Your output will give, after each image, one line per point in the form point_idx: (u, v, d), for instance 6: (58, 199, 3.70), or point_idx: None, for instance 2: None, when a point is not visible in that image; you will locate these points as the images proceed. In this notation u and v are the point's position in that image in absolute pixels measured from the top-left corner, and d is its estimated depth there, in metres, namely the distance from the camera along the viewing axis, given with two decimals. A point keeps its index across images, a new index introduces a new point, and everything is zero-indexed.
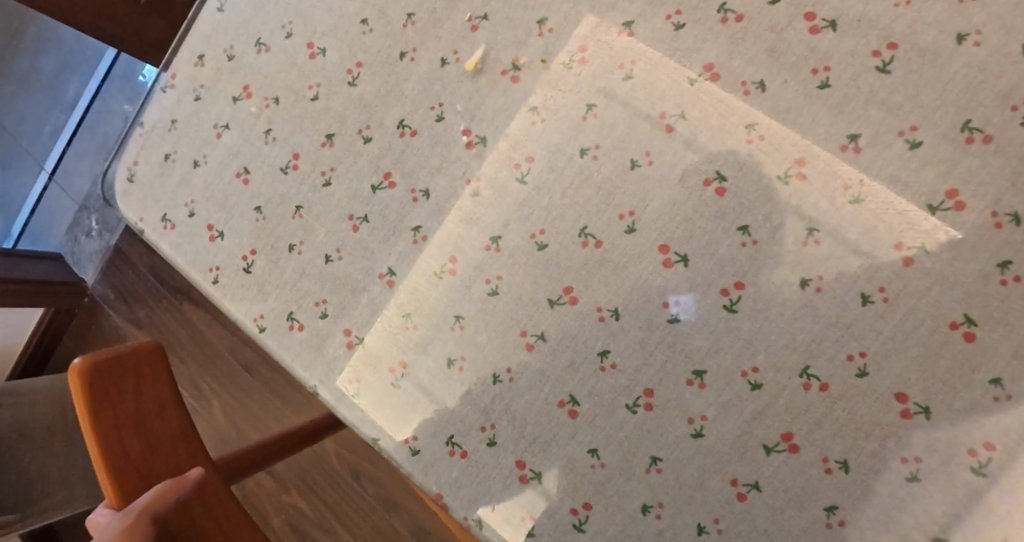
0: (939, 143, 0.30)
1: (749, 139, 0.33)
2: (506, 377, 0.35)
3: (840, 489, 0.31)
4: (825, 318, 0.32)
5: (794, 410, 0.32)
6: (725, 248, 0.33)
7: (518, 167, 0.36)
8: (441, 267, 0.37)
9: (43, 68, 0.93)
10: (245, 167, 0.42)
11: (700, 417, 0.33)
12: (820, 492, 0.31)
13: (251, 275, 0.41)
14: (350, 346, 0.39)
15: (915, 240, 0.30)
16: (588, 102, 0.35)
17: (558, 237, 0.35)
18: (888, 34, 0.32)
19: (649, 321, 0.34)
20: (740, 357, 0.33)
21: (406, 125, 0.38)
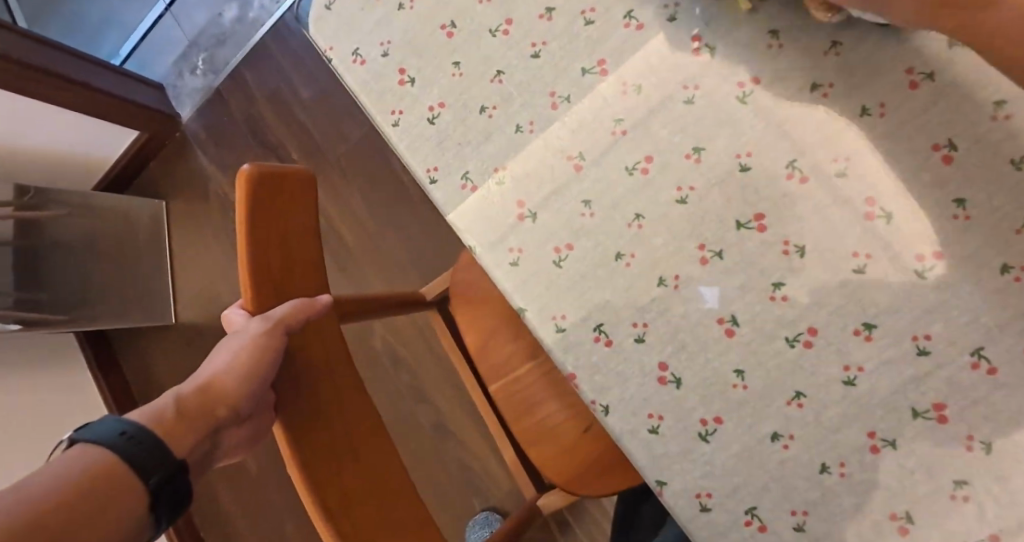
0: None
1: (995, 116, 0.32)
2: (672, 283, 0.36)
3: (975, 466, 0.32)
4: (1015, 306, 0.32)
5: (953, 384, 0.33)
6: (933, 216, 0.33)
7: (741, 86, 0.36)
8: (635, 164, 0.37)
9: None
10: (452, 21, 0.42)
11: (857, 368, 0.34)
12: (954, 464, 0.32)
13: (434, 127, 0.42)
14: (520, 217, 0.40)
15: None
16: (833, 38, 0.35)
17: (763, 163, 0.35)
18: None
19: (834, 265, 0.34)
20: (915, 321, 0.33)
21: (633, 17, 0.38)
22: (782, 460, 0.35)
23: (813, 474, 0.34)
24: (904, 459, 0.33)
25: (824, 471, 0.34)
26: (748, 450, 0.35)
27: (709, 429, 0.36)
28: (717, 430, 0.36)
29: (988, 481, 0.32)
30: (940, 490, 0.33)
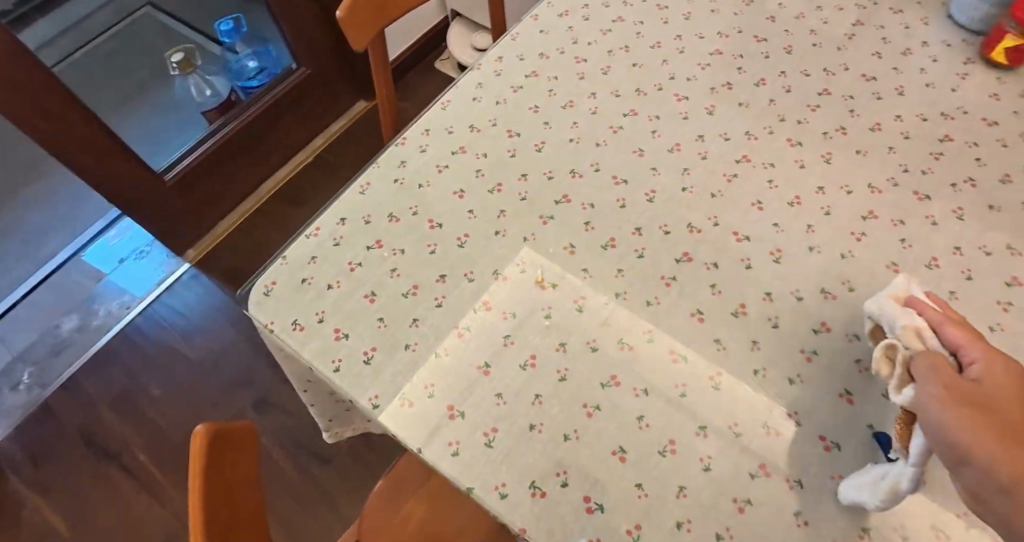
0: (812, 298, 0.57)
1: (713, 293, 0.57)
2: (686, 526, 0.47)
3: (803, 499, 0.47)
4: (774, 391, 0.52)
5: (768, 449, 0.49)
6: (708, 353, 0.54)
7: (575, 302, 0.58)
8: (525, 361, 0.55)
9: (46, 253, 1.56)
10: (373, 292, 0.60)
11: (707, 457, 0.50)
12: (790, 502, 0.47)
13: (369, 365, 0.56)
14: (452, 417, 0.53)
15: (810, 348, 0.54)
16: (618, 267, 0.59)
17: (603, 341, 0.55)
18: (777, 245, 0.60)
19: (668, 395, 0.52)
20: (726, 417, 0.51)
21: (500, 273, 0.60)
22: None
23: None
24: (763, 510, 0.47)
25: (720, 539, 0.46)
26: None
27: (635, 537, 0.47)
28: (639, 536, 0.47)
29: (814, 504, 0.47)
30: (791, 523, 0.47)
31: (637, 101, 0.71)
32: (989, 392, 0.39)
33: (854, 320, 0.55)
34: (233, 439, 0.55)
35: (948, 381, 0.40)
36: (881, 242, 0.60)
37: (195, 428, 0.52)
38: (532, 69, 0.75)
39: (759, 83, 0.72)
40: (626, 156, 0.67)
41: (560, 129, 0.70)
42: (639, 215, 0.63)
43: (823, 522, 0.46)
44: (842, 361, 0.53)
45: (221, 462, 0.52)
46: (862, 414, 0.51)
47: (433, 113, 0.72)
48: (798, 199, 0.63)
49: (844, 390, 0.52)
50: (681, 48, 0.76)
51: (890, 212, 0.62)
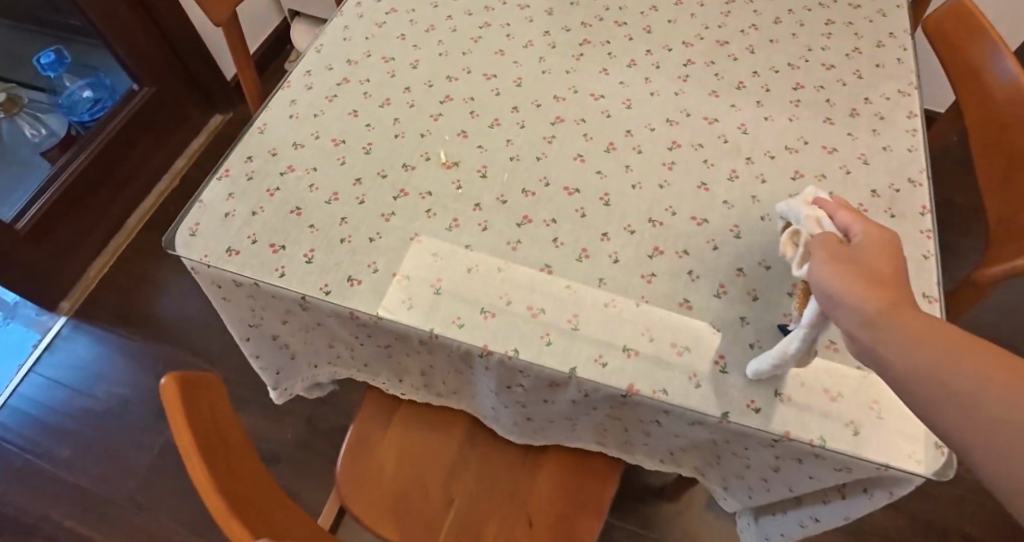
0: (661, 128, 0.70)
1: (588, 140, 0.69)
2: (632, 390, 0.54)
3: (691, 261, 0.61)
4: (650, 196, 0.65)
5: (656, 236, 0.62)
6: (596, 183, 0.66)
7: (479, 171, 0.66)
8: (450, 224, 0.63)
9: None
10: (297, 206, 0.65)
11: (615, 253, 0.61)
12: (683, 265, 0.61)
13: (311, 264, 0.61)
14: (399, 281, 0.59)
15: (669, 161, 0.68)
16: (507, 138, 0.69)
17: (511, 194, 0.65)
18: (626, 97, 0.73)
19: (573, 219, 0.63)
20: (621, 222, 0.63)
21: (408, 164, 0.67)
22: (617, 313, 0.57)
23: (635, 309, 0.58)
24: (665, 276, 0.60)
25: (638, 305, 0.58)
26: (601, 318, 0.57)
27: (575, 323, 0.57)
28: (579, 321, 0.57)
29: (699, 262, 0.61)
30: (687, 278, 0.60)
31: (487, 15, 0.82)
32: (871, 258, 0.42)
33: (694, 135, 0.70)
34: (198, 390, 0.50)
35: (834, 248, 0.43)
36: (701, 80, 0.75)
37: (163, 381, 0.46)
38: (389, 6, 0.83)
39: None
40: (491, 56, 0.77)
41: (428, 47, 0.78)
42: (514, 98, 0.73)
43: (709, 271, 0.60)
44: (693, 165, 0.68)
45: (197, 411, 0.48)
46: (716, 196, 0.66)
47: (309, 56, 0.78)
48: (634, 62, 0.77)
49: (700, 183, 0.66)
50: None
51: (702, 57, 0.78)
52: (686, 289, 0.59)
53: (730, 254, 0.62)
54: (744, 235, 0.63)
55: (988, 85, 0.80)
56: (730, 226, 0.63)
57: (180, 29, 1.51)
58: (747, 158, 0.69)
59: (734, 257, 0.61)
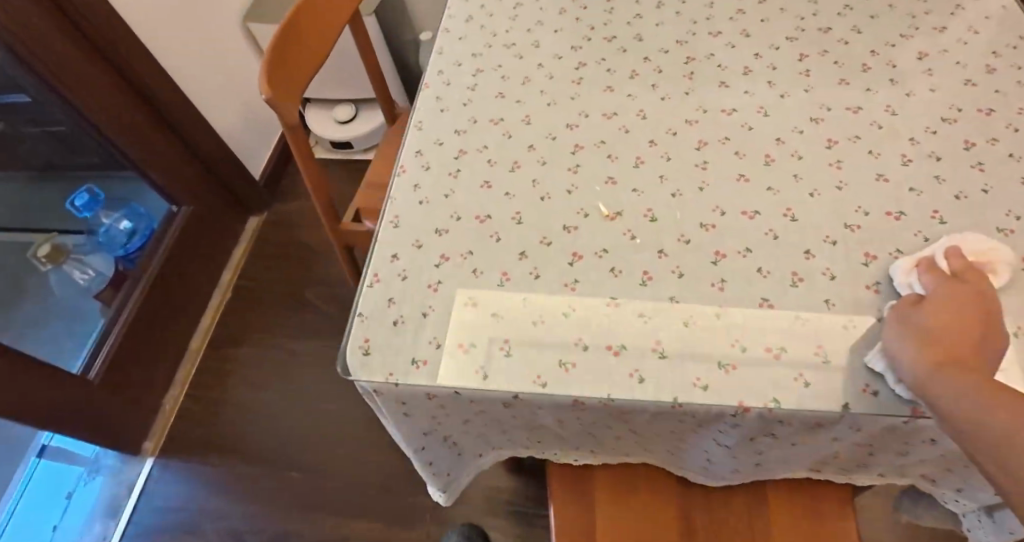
0: (809, 128, 0.67)
1: (741, 157, 0.65)
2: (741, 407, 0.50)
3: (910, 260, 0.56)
4: (835, 200, 0.61)
5: (860, 241, 0.58)
6: (773, 200, 0.62)
7: (647, 215, 0.62)
8: (642, 278, 0.58)
9: None
10: (470, 297, 0.59)
11: (828, 269, 0.57)
12: None
13: (512, 356, 0.55)
14: (616, 353, 0.54)
15: (834, 160, 0.64)
16: (659, 174, 0.65)
17: (690, 232, 0.60)
18: (758, 105, 0.70)
19: (767, 243, 0.59)
20: (818, 235, 0.59)
21: (569, 225, 0.62)
22: (863, 333, 0.52)
23: (877, 325, 0.53)
24: (892, 282, 0.55)
25: (877, 319, 0.53)
26: (848, 344, 0.52)
27: (823, 354, 0.52)
28: (827, 352, 0.52)
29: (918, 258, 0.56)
30: None
31: (578, 55, 0.78)
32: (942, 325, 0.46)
33: (845, 128, 0.66)
34: None
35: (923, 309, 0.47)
36: (824, 72, 0.72)
37: None
38: (473, 68, 0.79)
39: (659, 4, 0.83)
40: (602, 96, 0.73)
41: (532, 100, 0.74)
42: (645, 131, 0.69)
43: None
44: (860, 158, 0.64)
45: None
46: (898, 185, 0.61)
47: (411, 137, 0.73)
48: (749, 67, 0.73)
49: (877, 175, 0.62)
50: (582, 4, 0.84)
51: (812, 49, 0.74)
52: None
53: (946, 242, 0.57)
54: (950, 219, 0.58)
55: None
56: (930, 212, 0.59)
57: (201, 141, 1.49)
58: (910, 139, 0.65)
59: None
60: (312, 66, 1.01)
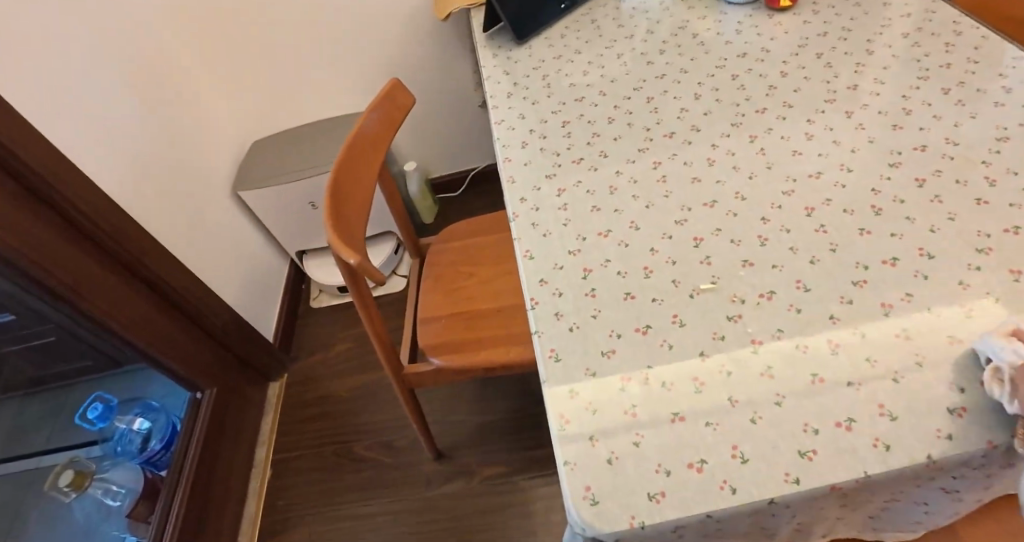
0: (893, 173, 0.73)
1: (852, 213, 0.70)
2: (844, 419, 0.54)
3: None
4: (955, 231, 0.65)
5: (1001, 261, 0.61)
6: (902, 244, 0.66)
7: (799, 286, 0.65)
8: (829, 347, 0.59)
9: None
10: (674, 412, 0.58)
11: (989, 293, 0.59)
12: None
13: (750, 460, 0.53)
14: (848, 427, 0.54)
15: (933, 196, 0.69)
16: (789, 247, 0.68)
17: (847, 293, 0.63)
18: (837, 163, 0.76)
19: (920, 285, 0.62)
20: (961, 266, 0.62)
21: (732, 315, 0.64)
22: None
23: None
24: None
25: None
26: None
27: None
28: None
29: None
30: None
31: (650, 156, 0.83)
32: None
33: (922, 166, 0.73)
34: None
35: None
36: (875, 122, 0.80)
37: None
38: (555, 188, 0.82)
39: (697, 95, 0.90)
40: (693, 188, 0.77)
41: (630, 206, 0.77)
42: (752, 211, 0.73)
43: None
44: (952, 190, 0.70)
45: None
46: (1001, 203, 0.67)
47: (527, 267, 0.74)
48: (810, 133, 0.80)
49: (976, 199, 0.68)
50: (628, 110, 0.91)
51: (852, 105, 0.82)
52: None
53: None
54: None
55: None
56: None
57: (214, 317, 1.43)
58: (982, 162, 0.71)
59: None
60: (362, 213, 1.04)
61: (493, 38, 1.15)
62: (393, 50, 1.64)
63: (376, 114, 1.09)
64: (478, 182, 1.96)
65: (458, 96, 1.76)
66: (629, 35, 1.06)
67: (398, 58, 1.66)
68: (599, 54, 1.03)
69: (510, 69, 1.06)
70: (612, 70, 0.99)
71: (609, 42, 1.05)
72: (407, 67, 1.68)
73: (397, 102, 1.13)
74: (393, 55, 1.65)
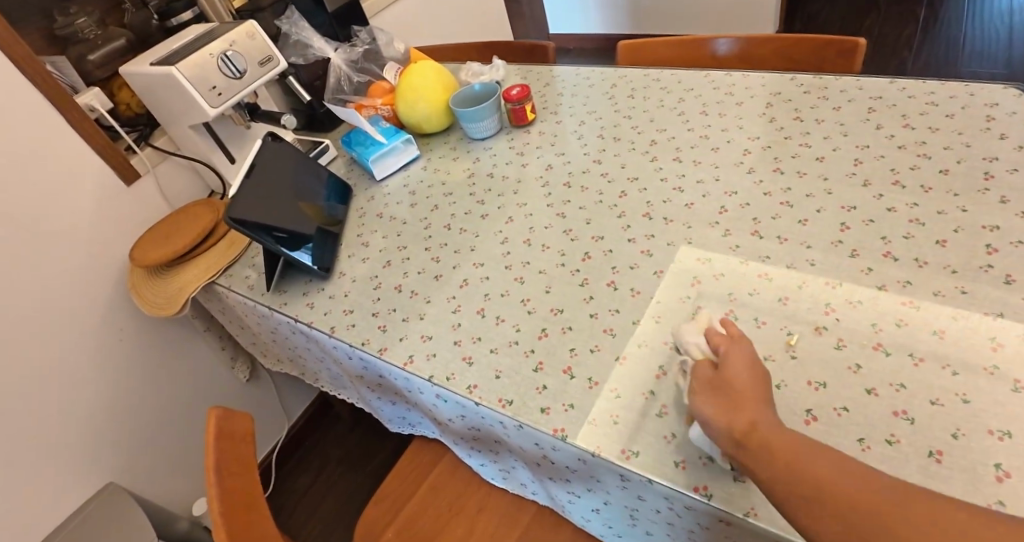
0: (760, 176, 0.85)
1: (780, 217, 0.79)
2: (989, 367, 0.57)
3: (904, 166, 0.80)
4: (839, 184, 0.80)
5: (883, 185, 0.78)
6: (833, 211, 0.77)
7: (833, 284, 0.69)
8: (911, 307, 0.64)
9: None
10: (929, 453, 0.53)
11: (906, 206, 0.75)
12: (911, 171, 0.79)
13: (1012, 430, 0.53)
14: (998, 345, 0.59)
15: (798, 173, 0.84)
16: (785, 267, 0.72)
17: (859, 264, 0.70)
18: (722, 194, 0.85)
19: (876, 228, 0.73)
20: (873, 201, 0.77)
21: (838, 343, 0.63)
22: (969, 205, 0.72)
23: (962, 195, 0.74)
24: (924, 179, 0.77)
25: (957, 193, 0.74)
26: (985, 211, 0.71)
27: (991, 226, 0.69)
28: (992, 225, 0.69)
29: (902, 162, 0.80)
30: (924, 169, 0.78)
31: (596, 282, 0.78)
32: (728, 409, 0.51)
33: (764, 161, 0.88)
34: None
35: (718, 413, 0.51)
36: (698, 154, 0.92)
37: None
38: (559, 372, 0.69)
39: (561, 214, 0.89)
40: (666, 280, 0.75)
41: (644, 331, 0.70)
42: (728, 263, 0.75)
43: (913, 161, 0.80)
44: (798, 163, 0.85)
45: None
46: (831, 154, 0.85)
47: (645, 465, 0.59)
48: (676, 186, 0.88)
49: (817, 158, 0.85)
50: (523, 262, 0.84)
51: (670, 155, 0.94)
52: (930, 169, 0.78)
53: (887, 150, 0.83)
54: (866, 143, 0.85)
55: (700, 55, 1.21)
56: (859, 149, 0.84)
57: None
58: (787, 138, 0.90)
59: (890, 150, 0.83)
60: None
61: (286, 291, 0.94)
62: (102, 395, 1.18)
63: (220, 478, 0.73)
64: (284, 464, 1.55)
65: (210, 390, 1.38)
66: (433, 208, 1.00)
67: (114, 400, 1.20)
68: (429, 240, 0.94)
69: (352, 306, 0.88)
70: (460, 242, 0.91)
71: (422, 224, 0.97)
72: (132, 401, 1.24)
73: (229, 442, 0.78)
74: (104, 400, 1.19)
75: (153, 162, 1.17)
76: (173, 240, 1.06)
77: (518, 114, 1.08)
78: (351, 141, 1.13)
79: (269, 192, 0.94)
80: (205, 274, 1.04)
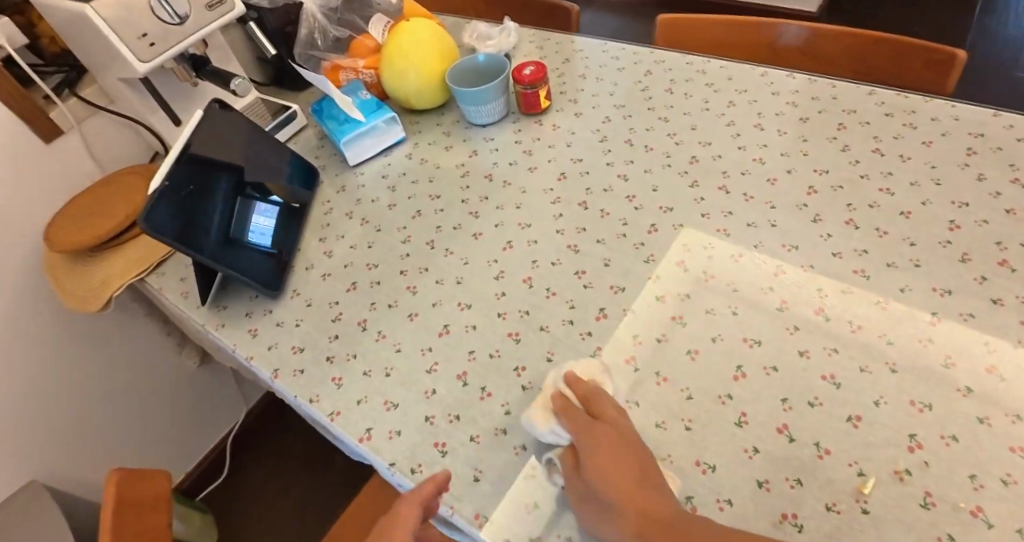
0: (830, 228, 0.68)
1: (854, 293, 0.62)
2: None
3: (1015, 240, 0.62)
4: (930, 255, 0.63)
5: (988, 264, 0.61)
6: (922, 294, 0.60)
7: (919, 406, 0.53)
8: (1022, 456, 0.49)
9: None
10: None
11: (1017, 299, 0.58)
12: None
13: None
14: None
15: (878, 232, 0.66)
16: (857, 368, 0.56)
17: (955, 380, 0.54)
18: (779, 247, 0.67)
19: (979, 327, 0.57)
20: (974, 285, 0.60)
21: (924, 498, 0.48)
22: None
23: None
24: None
25: None
26: None
27: None
28: None
29: (1012, 233, 0.63)
30: None
31: (611, 355, 0.61)
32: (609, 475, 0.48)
33: (835, 207, 0.70)
34: None
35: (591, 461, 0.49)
36: (750, 184, 0.74)
37: None
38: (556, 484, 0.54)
39: (574, 247, 0.72)
40: (702, 367, 0.59)
41: (668, 440, 0.55)
42: (783, 353, 0.58)
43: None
44: (878, 217, 0.68)
45: None
46: (921, 210, 0.67)
47: None
48: (720, 228, 0.70)
49: (902, 213, 0.67)
50: (521, 311, 0.67)
51: (714, 183, 0.75)
52: None
53: (992, 214, 0.65)
54: (965, 200, 0.67)
55: (756, 44, 1.00)
56: (956, 206, 0.67)
57: None
58: (863, 177, 0.72)
59: (996, 213, 0.65)
60: None
61: (226, 309, 0.76)
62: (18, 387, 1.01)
63: None
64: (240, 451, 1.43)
65: (152, 376, 1.21)
66: (416, 215, 0.81)
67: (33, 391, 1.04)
68: (406, 260, 0.76)
69: (303, 341, 0.69)
70: (445, 269, 0.73)
71: (400, 235, 0.79)
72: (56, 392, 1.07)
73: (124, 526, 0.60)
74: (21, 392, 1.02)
75: (78, 117, 0.96)
76: (96, 220, 0.86)
77: (530, 100, 0.88)
78: (322, 113, 0.92)
79: (212, 171, 0.74)
80: (132, 267, 0.85)
